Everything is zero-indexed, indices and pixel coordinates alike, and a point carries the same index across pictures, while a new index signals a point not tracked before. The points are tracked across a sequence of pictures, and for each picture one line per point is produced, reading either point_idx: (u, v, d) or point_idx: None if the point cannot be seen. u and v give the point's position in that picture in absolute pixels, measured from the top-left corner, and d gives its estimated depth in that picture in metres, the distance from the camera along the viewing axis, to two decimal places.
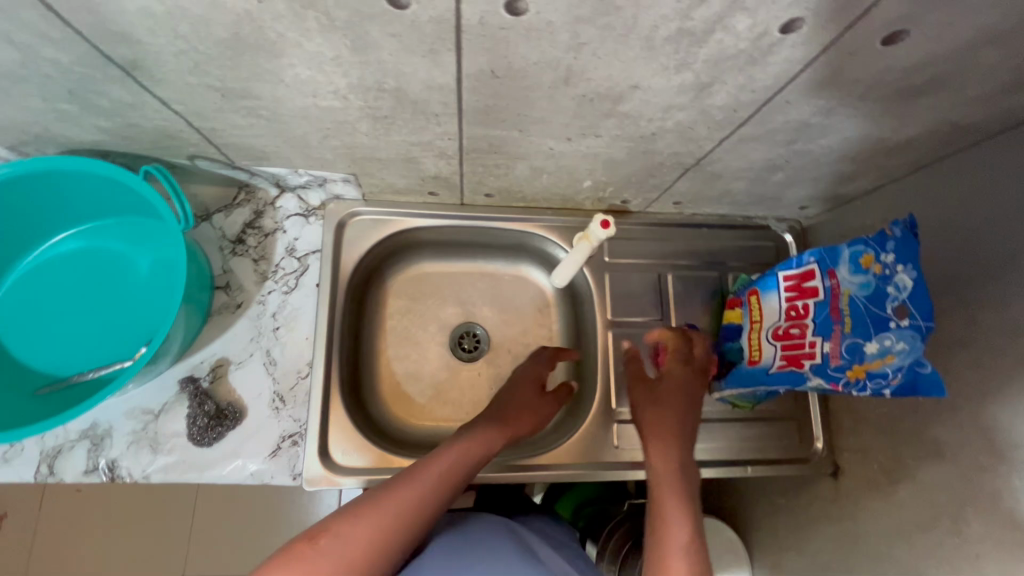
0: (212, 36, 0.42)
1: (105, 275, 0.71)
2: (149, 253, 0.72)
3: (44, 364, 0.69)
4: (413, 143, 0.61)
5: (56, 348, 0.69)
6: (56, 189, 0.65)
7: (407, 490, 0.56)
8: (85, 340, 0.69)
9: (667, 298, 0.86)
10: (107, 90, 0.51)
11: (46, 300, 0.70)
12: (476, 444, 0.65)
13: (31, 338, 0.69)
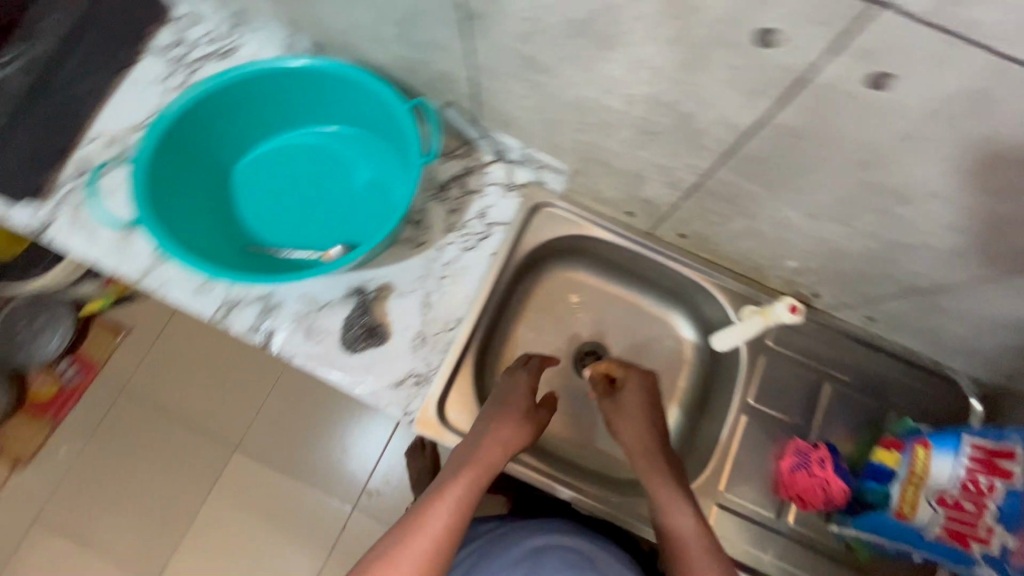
0: (565, 14, 0.45)
1: (330, 174, 0.81)
2: (371, 170, 0.81)
3: (258, 228, 0.79)
4: (655, 164, 0.62)
5: (273, 219, 0.79)
6: (335, 92, 0.75)
7: (423, 534, 0.57)
8: (297, 222, 0.79)
9: (816, 408, 0.79)
10: (430, 27, 0.57)
11: (279, 177, 0.81)
12: (476, 471, 0.63)
13: (257, 203, 0.80)
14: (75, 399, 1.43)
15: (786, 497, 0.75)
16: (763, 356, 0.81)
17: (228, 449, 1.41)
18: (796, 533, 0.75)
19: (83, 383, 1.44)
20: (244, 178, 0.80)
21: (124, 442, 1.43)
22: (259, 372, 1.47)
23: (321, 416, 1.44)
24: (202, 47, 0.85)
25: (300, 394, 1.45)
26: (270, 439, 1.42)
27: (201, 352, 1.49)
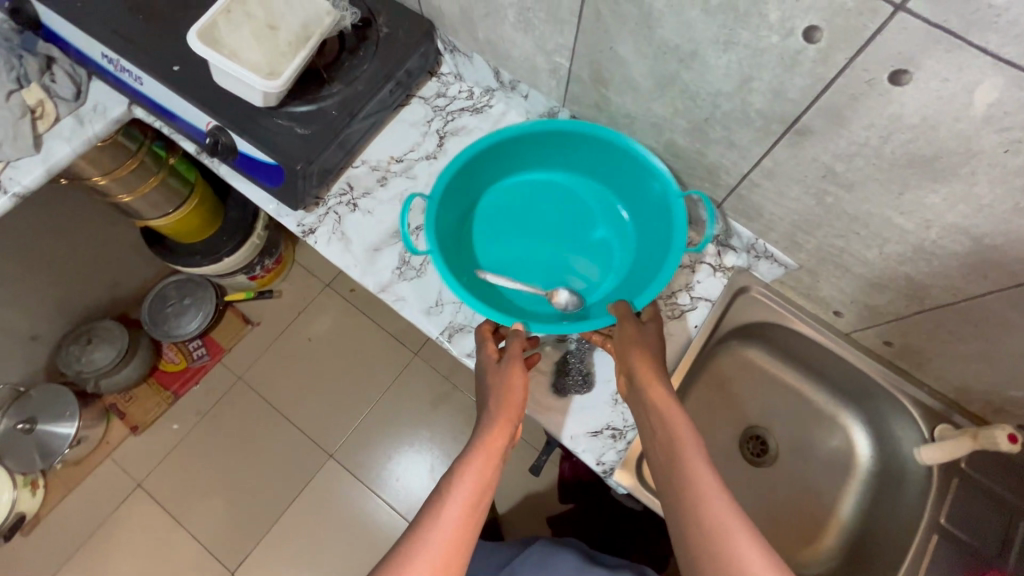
0: (914, 149, 0.51)
1: (569, 223, 0.88)
2: (606, 231, 0.88)
3: (493, 254, 0.86)
4: (909, 278, 0.67)
5: (510, 250, 0.87)
6: (615, 161, 0.83)
7: (434, 532, 0.53)
8: (530, 259, 0.86)
9: (1013, 545, 0.77)
10: (737, 130, 0.65)
11: (523, 213, 0.89)
12: (479, 455, 0.60)
13: (499, 231, 0.88)
14: (196, 380, 1.58)
15: None
16: (957, 479, 0.80)
17: (325, 454, 1.52)
18: None
19: (207, 365, 1.59)
20: (492, 206, 0.89)
21: (240, 425, 1.55)
22: (373, 386, 1.59)
23: (417, 440, 1.54)
24: (460, 101, 0.98)
25: (404, 415, 1.57)
26: (366, 452, 1.53)
27: (326, 357, 1.62)
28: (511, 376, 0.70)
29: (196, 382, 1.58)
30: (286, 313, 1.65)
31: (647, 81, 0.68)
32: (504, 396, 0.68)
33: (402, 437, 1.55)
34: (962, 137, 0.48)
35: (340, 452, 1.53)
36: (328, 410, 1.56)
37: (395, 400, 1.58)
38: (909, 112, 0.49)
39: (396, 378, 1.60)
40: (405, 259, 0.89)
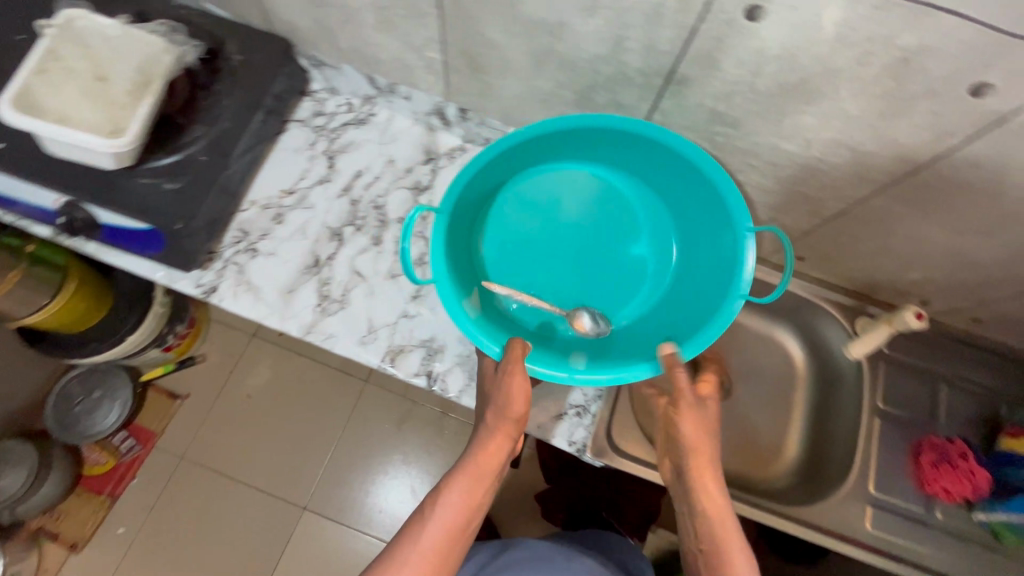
0: (782, 78, 0.54)
1: (607, 234, 0.79)
2: (644, 246, 0.79)
3: (500, 267, 0.76)
4: (807, 196, 0.71)
5: (520, 262, 0.77)
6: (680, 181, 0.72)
7: (421, 544, 0.57)
8: (573, 282, 0.76)
9: (938, 405, 0.86)
10: (622, 91, 0.65)
11: (571, 232, 0.78)
12: (479, 462, 0.61)
13: (553, 254, 0.77)
14: (132, 475, 1.43)
15: (932, 491, 0.81)
16: (883, 363, 0.88)
17: (298, 508, 1.44)
18: (945, 525, 0.81)
19: (141, 455, 1.45)
20: (508, 201, 0.77)
21: (195, 507, 1.42)
22: (329, 425, 1.51)
23: (390, 465, 1.49)
24: (341, 116, 0.93)
25: (370, 446, 1.50)
26: (341, 493, 1.46)
27: (272, 410, 1.52)
28: (517, 392, 0.62)
29: (132, 476, 1.43)
30: (216, 374, 1.54)
31: (524, 59, 0.67)
32: (500, 409, 0.63)
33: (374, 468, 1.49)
34: (819, 58, 0.50)
35: (313, 501, 1.45)
36: (286, 462, 1.48)
37: (356, 432, 1.51)
38: (768, 44, 0.51)
39: (352, 411, 1.53)
40: (324, 292, 0.83)
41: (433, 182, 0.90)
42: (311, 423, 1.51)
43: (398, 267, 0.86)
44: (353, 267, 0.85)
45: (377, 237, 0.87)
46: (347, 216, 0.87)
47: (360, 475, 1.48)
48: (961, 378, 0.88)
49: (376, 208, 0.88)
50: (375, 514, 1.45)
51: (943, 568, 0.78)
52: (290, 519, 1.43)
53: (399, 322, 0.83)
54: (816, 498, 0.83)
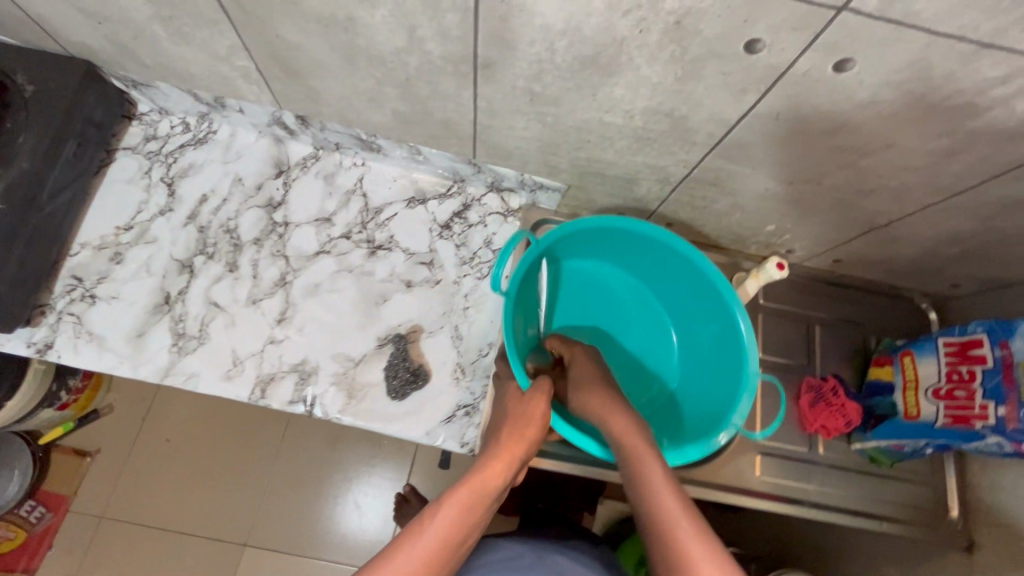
0: (577, 52, 0.52)
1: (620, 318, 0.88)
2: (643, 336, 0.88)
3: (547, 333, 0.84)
4: (649, 165, 0.71)
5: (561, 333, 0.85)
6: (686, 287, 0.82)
7: (433, 537, 0.56)
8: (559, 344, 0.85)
9: (814, 346, 0.91)
10: (440, 82, 0.62)
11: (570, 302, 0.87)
12: (503, 457, 0.66)
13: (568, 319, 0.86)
14: (49, 543, 1.35)
15: (813, 431, 0.85)
16: (760, 314, 0.91)
17: (237, 546, 1.38)
18: (828, 459, 0.85)
19: (55, 522, 1.36)
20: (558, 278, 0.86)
21: (122, 567, 1.35)
22: (257, 458, 1.45)
23: (328, 487, 1.44)
24: (177, 137, 0.85)
25: (303, 471, 1.45)
26: (277, 524, 1.40)
27: (192, 451, 1.45)
28: (531, 421, 0.69)
29: (49, 546, 1.35)
30: (128, 427, 1.45)
31: (333, 59, 0.63)
32: (515, 430, 0.68)
33: (313, 494, 1.43)
34: (602, 29, 0.49)
35: (252, 537, 1.39)
36: (219, 504, 1.41)
37: (289, 460, 1.45)
38: (551, 20, 0.49)
39: (281, 440, 1.47)
40: (179, 330, 0.78)
41: (287, 197, 0.85)
42: (241, 460, 1.45)
43: (259, 292, 0.81)
44: (209, 299, 0.80)
45: (233, 263, 0.82)
46: (196, 245, 0.81)
47: (299, 505, 1.42)
48: (831, 317, 0.93)
49: (228, 233, 0.83)
50: (319, 540, 1.40)
51: (828, 501, 0.83)
52: (229, 559, 1.37)
53: (266, 350, 0.79)
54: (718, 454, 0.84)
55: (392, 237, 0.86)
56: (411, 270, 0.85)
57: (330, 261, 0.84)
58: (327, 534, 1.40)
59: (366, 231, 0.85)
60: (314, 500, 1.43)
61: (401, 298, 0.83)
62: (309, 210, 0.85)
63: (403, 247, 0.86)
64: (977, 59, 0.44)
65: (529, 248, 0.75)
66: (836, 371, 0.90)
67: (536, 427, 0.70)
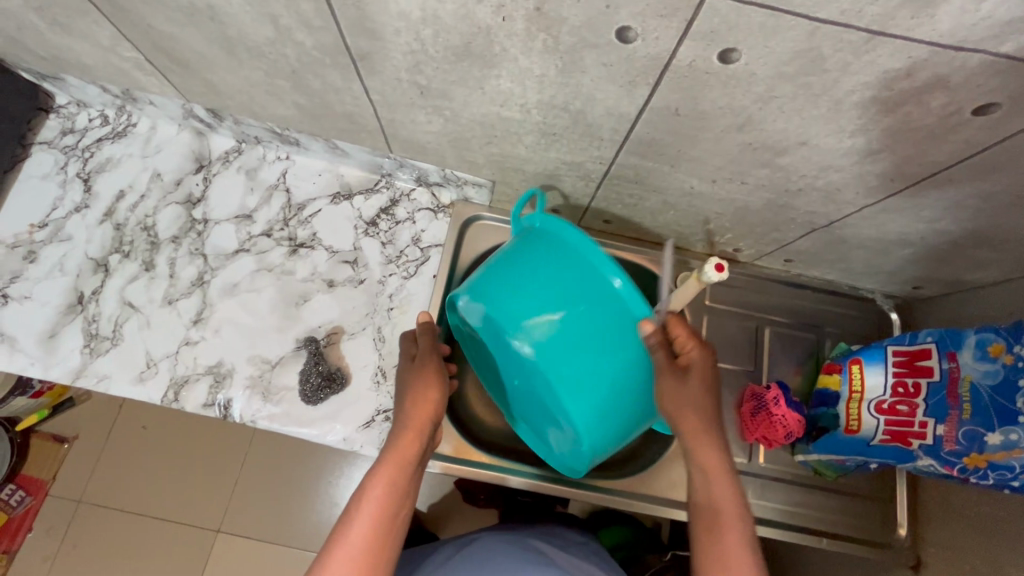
0: (447, 42, 0.47)
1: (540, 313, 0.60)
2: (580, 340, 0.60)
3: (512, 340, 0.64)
4: (565, 161, 0.66)
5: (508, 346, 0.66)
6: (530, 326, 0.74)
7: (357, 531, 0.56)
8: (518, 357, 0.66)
9: (762, 351, 0.86)
10: (326, 74, 0.58)
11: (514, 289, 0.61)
12: (411, 425, 0.64)
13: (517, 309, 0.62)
14: (29, 524, 1.33)
15: (752, 441, 0.81)
16: (705, 316, 0.86)
17: (211, 532, 1.34)
18: (768, 470, 0.81)
19: (33, 505, 1.35)
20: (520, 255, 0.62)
21: (101, 551, 1.32)
22: (233, 445, 1.40)
23: (304, 483, 1.38)
24: (95, 130, 0.83)
25: (277, 457, 1.40)
26: (253, 509, 1.36)
27: (167, 436, 1.40)
28: (434, 388, 0.67)
29: (29, 529, 1.33)
30: (101, 421, 1.41)
31: (214, 50, 0.59)
32: (417, 399, 0.66)
33: (289, 481, 1.38)
34: (463, 17, 0.44)
35: (227, 522, 1.35)
36: (193, 502, 1.36)
37: (264, 449, 1.41)
38: (407, 7, 0.44)
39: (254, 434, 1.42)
40: (92, 331, 0.76)
41: (207, 192, 0.83)
42: (210, 456, 1.40)
43: (176, 291, 0.79)
44: (124, 299, 0.78)
45: (149, 261, 0.79)
46: (112, 243, 0.79)
47: (274, 503, 1.37)
48: (782, 320, 0.87)
49: (145, 230, 0.80)
50: (296, 527, 1.35)
51: (766, 515, 0.78)
52: (204, 545, 1.33)
53: (180, 352, 0.77)
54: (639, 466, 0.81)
55: (314, 234, 0.83)
56: (332, 269, 0.82)
57: (249, 260, 0.81)
58: (303, 521, 1.36)
59: (288, 228, 0.83)
60: (292, 485, 1.38)
61: (322, 297, 0.81)
62: (229, 207, 0.83)
63: (326, 245, 0.83)
64: (870, 50, 0.38)
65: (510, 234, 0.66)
66: (785, 377, 0.85)
67: (438, 392, 0.67)
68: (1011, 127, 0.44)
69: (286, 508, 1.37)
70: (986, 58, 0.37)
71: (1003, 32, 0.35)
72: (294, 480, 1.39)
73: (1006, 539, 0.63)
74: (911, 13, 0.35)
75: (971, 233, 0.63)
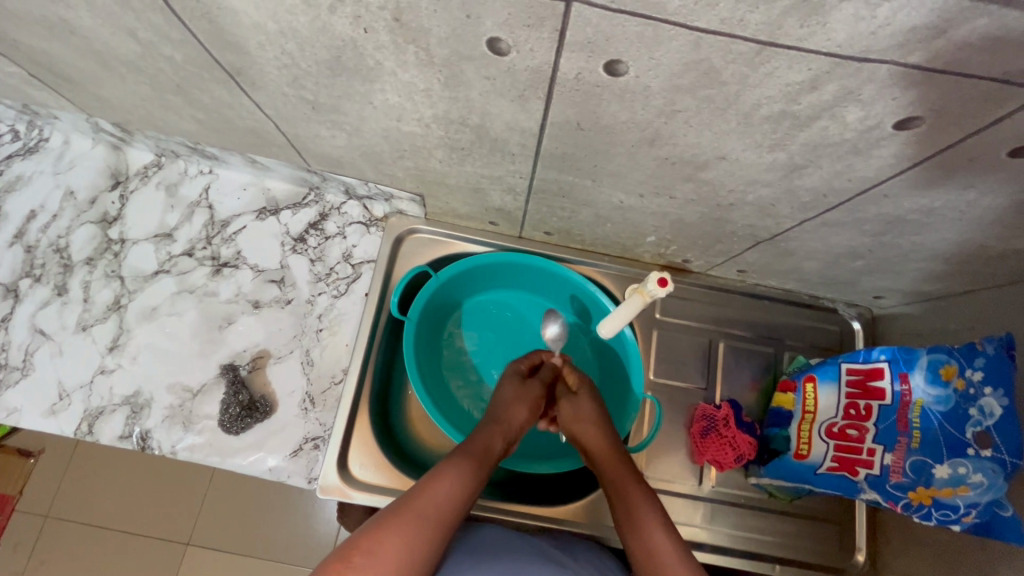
0: (316, 56, 0.42)
1: (474, 342, 0.84)
2: (518, 350, 0.84)
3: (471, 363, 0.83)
4: (485, 175, 0.61)
5: (480, 351, 0.83)
6: (554, 290, 0.83)
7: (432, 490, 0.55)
8: (520, 339, 0.84)
9: (715, 366, 0.81)
10: (210, 88, 0.53)
11: (454, 330, 0.83)
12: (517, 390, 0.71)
13: (452, 344, 0.83)
14: None
15: (703, 463, 0.76)
16: (656, 330, 0.82)
17: (180, 545, 1.29)
18: (721, 494, 0.76)
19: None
20: (475, 288, 0.84)
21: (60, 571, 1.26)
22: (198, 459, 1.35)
23: (273, 494, 1.34)
24: (5, 147, 0.78)
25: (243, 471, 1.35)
26: (221, 523, 1.31)
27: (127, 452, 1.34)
28: (510, 407, 0.69)
29: None
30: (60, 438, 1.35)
31: (89, 64, 0.54)
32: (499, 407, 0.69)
33: (257, 494, 1.34)
34: (322, 29, 0.39)
35: (195, 535, 1.30)
36: (159, 518, 1.31)
37: None
38: (259, 18, 0.39)
39: None
40: (1, 361, 0.72)
41: (124, 210, 0.78)
42: (173, 470, 1.34)
43: (90, 317, 0.74)
44: (35, 326, 0.73)
45: (62, 285, 0.75)
46: (23, 267, 0.75)
47: (244, 516, 1.32)
48: (739, 333, 0.82)
49: (57, 252, 0.76)
50: (267, 539, 1.31)
51: (719, 543, 0.74)
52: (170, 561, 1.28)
53: (95, 382, 0.72)
54: (572, 493, 0.79)
55: (239, 253, 0.78)
56: (258, 289, 0.77)
57: (169, 281, 0.77)
58: (274, 534, 1.31)
59: (210, 247, 0.78)
60: (260, 497, 1.34)
61: (247, 320, 0.76)
62: (147, 225, 0.78)
63: (251, 264, 0.78)
64: (765, 62, 0.33)
65: (437, 278, 0.77)
66: (741, 394, 0.80)
67: (521, 413, 0.69)
68: (939, 142, 0.39)
69: (257, 520, 1.32)
70: (895, 69, 0.32)
71: (908, 41, 0.30)
72: (262, 492, 1.34)
73: (963, 569, 0.59)
74: (799, 21, 0.30)
75: (919, 246, 0.58)
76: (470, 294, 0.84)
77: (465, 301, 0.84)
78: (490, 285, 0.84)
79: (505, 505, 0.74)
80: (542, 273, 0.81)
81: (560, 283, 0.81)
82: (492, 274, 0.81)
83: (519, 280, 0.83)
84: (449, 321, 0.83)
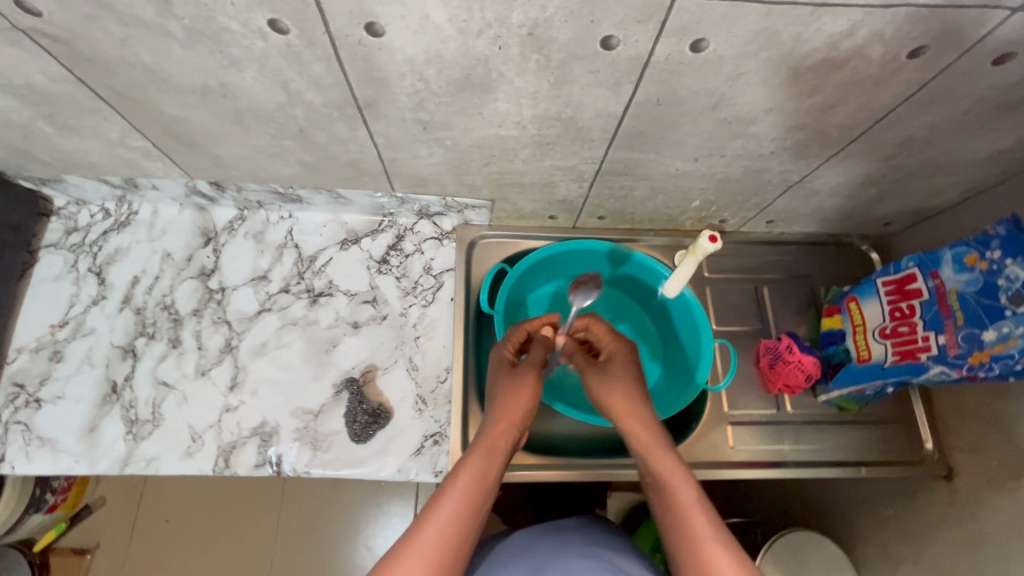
0: (449, 77, 0.53)
1: None
2: None
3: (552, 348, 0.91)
4: (559, 167, 0.71)
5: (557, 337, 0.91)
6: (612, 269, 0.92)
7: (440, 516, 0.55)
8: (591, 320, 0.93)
9: (765, 309, 0.92)
10: (333, 127, 0.62)
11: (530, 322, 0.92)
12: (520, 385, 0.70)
13: None
14: None
15: (778, 391, 0.86)
16: (708, 287, 0.92)
17: None
18: (798, 415, 0.86)
19: None
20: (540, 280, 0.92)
21: None
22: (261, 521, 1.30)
23: None
24: (98, 225, 0.85)
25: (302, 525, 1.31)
26: None
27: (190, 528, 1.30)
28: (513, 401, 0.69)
29: None
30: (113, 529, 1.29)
31: (222, 124, 0.63)
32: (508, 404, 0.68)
33: None
34: (464, 52, 0.49)
35: None
36: None
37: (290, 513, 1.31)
38: (412, 52, 0.49)
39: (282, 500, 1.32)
40: (132, 417, 0.77)
41: (219, 262, 0.85)
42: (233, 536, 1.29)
43: (207, 362, 0.80)
44: (157, 379, 0.79)
45: (175, 338, 0.81)
46: (136, 328, 0.81)
47: None
48: (777, 277, 0.93)
49: (165, 309, 0.82)
50: None
51: (808, 457, 0.83)
52: None
53: (223, 420, 0.78)
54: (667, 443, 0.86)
55: (330, 282, 0.86)
56: (355, 311, 0.85)
57: (273, 318, 0.83)
58: None
59: (304, 280, 0.86)
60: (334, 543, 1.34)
61: (350, 340, 0.83)
62: (243, 271, 0.85)
63: (344, 290, 0.86)
64: (816, 19, 0.45)
65: (510, 273, 0.85)
66: (792, 328, 0.91)
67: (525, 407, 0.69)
68: (940, 64, 0.51)
69: None
70: (910, 9, 0.45)
71: None
72: None
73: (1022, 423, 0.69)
74: None
75: (923, 164, 0.71)
76: (538, 287, 0.93)
77: (534, 294, 0.93)
78: (553, 275, 0.92)
79: (615, 461, 0.82)
80: (599, 256, 0.90)
81: (617, 261, 0.90)
82: (554, 264, 0.90)
83: (579, 265, 0.92)
84: (524, 314, 0.92)
